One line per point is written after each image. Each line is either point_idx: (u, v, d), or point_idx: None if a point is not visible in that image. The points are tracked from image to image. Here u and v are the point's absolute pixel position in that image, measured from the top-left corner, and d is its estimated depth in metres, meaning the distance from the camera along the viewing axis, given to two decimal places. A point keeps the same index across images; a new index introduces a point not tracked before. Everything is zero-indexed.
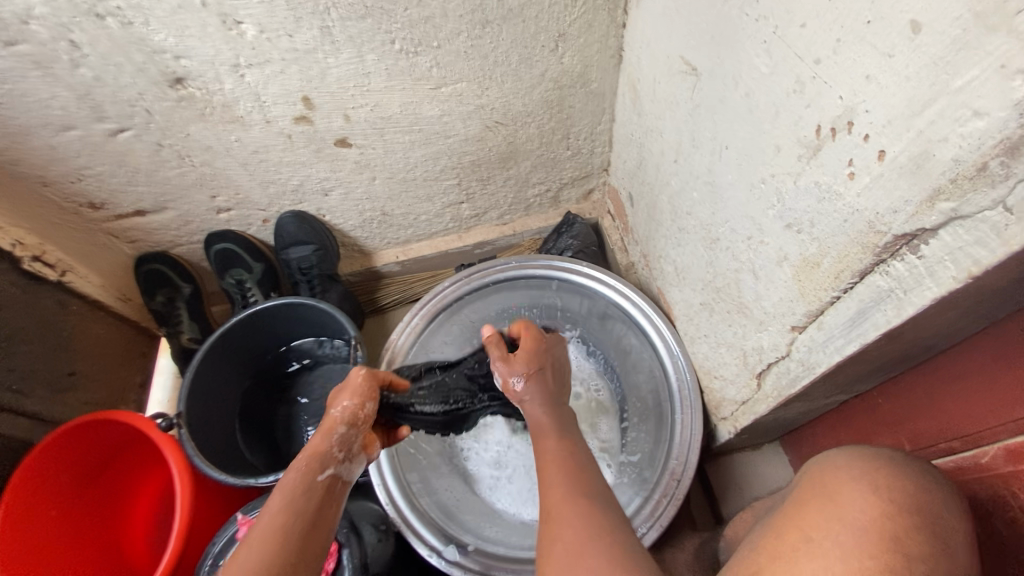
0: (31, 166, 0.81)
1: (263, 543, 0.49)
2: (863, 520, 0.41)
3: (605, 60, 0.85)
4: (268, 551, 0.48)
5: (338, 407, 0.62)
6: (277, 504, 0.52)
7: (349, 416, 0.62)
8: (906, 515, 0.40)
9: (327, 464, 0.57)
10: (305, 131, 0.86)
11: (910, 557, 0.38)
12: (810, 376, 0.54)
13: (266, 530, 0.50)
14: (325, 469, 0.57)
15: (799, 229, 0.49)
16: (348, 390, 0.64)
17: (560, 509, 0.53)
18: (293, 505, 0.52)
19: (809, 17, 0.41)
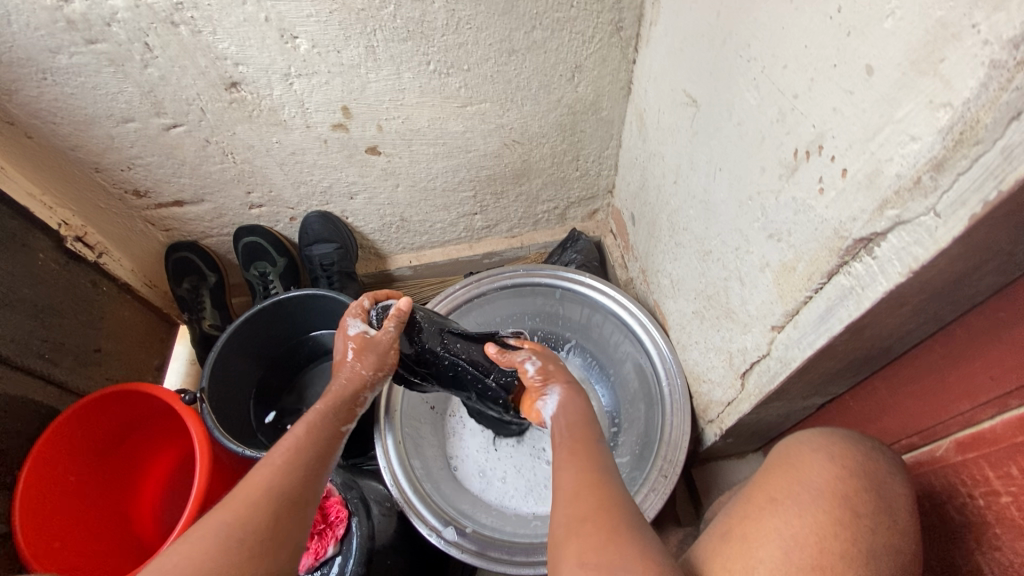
0: (88, 153, 0.89)
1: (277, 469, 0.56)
2: (820, 483, 0.49)
3: (616, 91, 0.94)
4: (279, 477, 0.56)
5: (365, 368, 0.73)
6: (295, 436, 0.61)
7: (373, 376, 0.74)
8: (857, 479, 0.49)
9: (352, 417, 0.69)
10: (341, 138, 0.94)
11: (858, 512, 0.47)
12: (786, 372, 0.61)
13: (282, 456, 0.58)
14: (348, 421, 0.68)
15: (779, 238, 0.57)
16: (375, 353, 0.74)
17: (573, 493, 0.56)
18: (306, 434, 0.62)
19: (790, 60, 0.50)
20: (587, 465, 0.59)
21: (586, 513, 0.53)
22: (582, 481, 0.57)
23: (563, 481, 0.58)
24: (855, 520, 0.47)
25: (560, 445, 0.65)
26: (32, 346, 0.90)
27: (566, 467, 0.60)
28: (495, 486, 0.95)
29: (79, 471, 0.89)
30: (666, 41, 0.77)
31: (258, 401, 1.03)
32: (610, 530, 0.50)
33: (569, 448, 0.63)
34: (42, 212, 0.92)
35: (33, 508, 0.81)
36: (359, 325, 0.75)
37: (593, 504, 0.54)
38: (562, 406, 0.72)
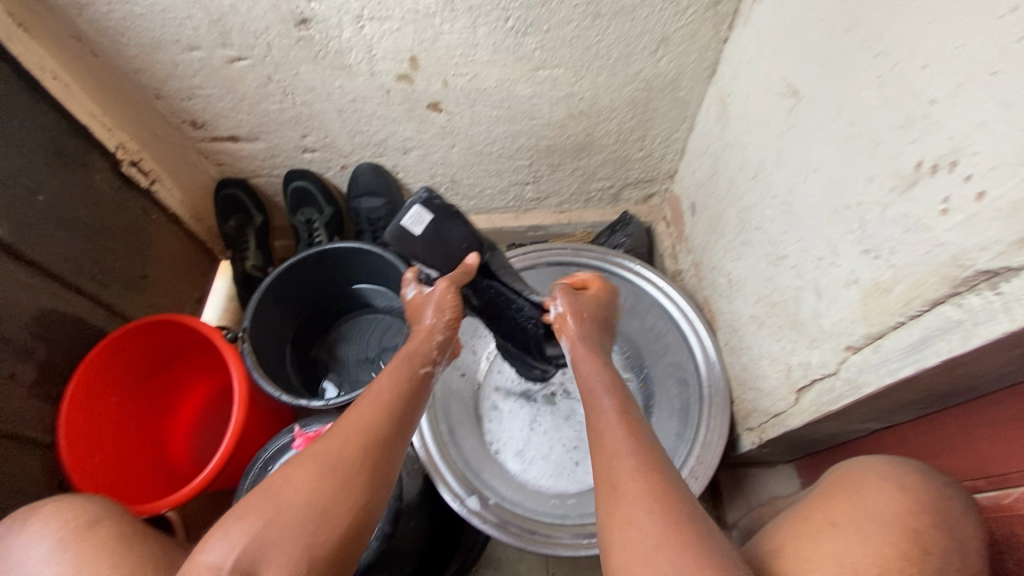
0: (151, 78, 0.87)
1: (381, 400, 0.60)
2: (887, 513, 0.47)
3: (699, 71, 0.88)
4: (385, 408, 0.59)
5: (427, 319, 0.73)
6: (394, 374, 0.64)
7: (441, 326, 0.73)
8: (926, 515, 0.46)
9: (426, 360, 0.69)
10: (404, 89, 0.90)
11: (925, 548, 0.44)
12: (854, 396, 0.58)
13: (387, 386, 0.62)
14: (425, 364, 0.68)
15: (876, 255, 0.52)
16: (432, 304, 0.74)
17: (614, 486, 0.50)
18: (400, 382, 0.63)
19: (932, 59, 0.45)
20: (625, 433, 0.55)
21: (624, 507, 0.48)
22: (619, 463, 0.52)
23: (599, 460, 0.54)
24: (924, 556, 0.44)
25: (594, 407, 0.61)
26: (83, 267, 0.91)
27: (604, 443, 0.55)
28: (535, 465, 0.94)
29: (120, 393, 0.91)
30: (770, 21, 0.70)
31: (295, 347, 1.04)
32: (660, 531, 0.45)
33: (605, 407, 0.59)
34: (100, 133, 0.91)
35: (77, 424, 0.83)
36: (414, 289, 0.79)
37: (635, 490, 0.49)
38: (585, 360, 0.69)
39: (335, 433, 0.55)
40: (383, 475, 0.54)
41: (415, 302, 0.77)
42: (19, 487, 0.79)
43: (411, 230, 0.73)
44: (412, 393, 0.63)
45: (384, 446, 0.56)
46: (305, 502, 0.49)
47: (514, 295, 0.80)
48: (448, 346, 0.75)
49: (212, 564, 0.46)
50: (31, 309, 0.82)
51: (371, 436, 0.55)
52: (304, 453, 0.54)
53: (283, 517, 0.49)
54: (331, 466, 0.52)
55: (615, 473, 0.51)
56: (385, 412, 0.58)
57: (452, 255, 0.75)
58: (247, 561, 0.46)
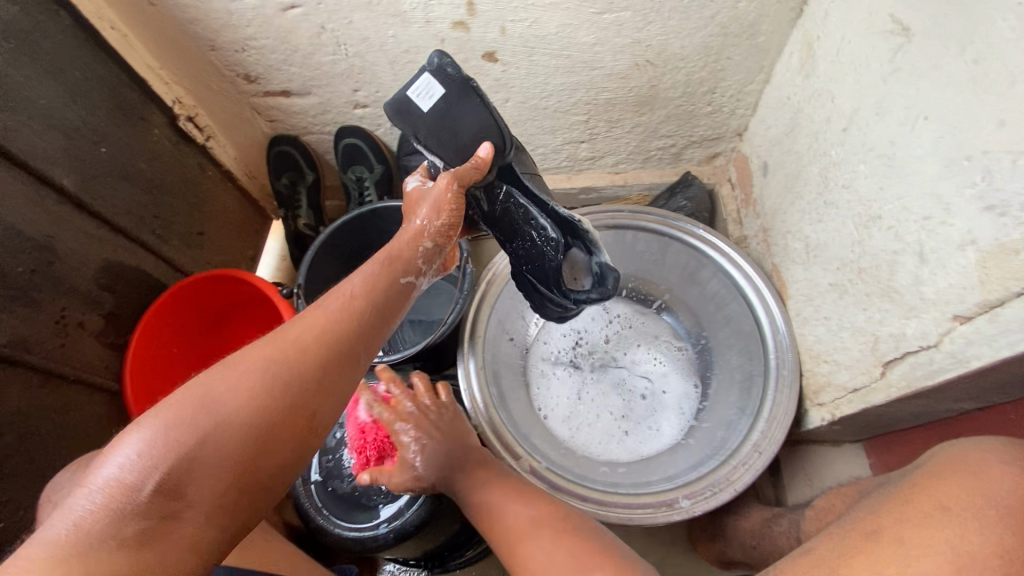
0: (206, 29, 0.85)
1: (343, 310, 0.52)
2: (1007, 500, 0.44)
3: (783, 13, 0.79)
4: (346, 319, 0.52)
5: (419, 217, 0.61)
6: (364, 283, 0.55)
7: (431, 227, 0.60)
8: None
9: (409, 270, 0.58)
10: (459, 38, 0.86)
11: None
12: (958, 371, 0.53)
13: (357, 295, 0.54)
14: (406, 274, 0.58)
15: (1006, 214, 0.46)
16: (428, 200, 0.61)
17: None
18: (374, 289, 0.55)
19: None
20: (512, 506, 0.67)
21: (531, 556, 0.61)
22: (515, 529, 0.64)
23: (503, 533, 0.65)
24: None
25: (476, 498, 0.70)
26: (145, 221, 0.93)
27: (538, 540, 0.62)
28: (585, 432, 0.95)
29: (180, 345, 0.94)
30: None
31: None
32: None
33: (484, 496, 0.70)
34: (159, 86, 0.93)
35: (141, 374, 0.87)
36: (416, 182, 0.67)
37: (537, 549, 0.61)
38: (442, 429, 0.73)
39: (280, 348, 0.49)
40: (330, 393, 0.50)
41: (412, 195, 0.65)
42: (92, 428, 0.83)
43: (419, 106, 0.65)
44: (387, 307, 0.56)
45: (337, 364, 0.51)
46: (238, 416, 0.46)
47: (531, 207, 0.71)
48: (437, 257, 0.62)
49: (127, 482, 0.42)
50: (98, 260, 0.85)
51: (323, 359, 0.50)
52: (243, 366, 0.48)
53: (215, 440, 0.45)
54: (275, 381, 0.47)
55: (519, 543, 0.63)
56: (342, 333, 0.51)
57: (464, 147, 0.65)
58: (171, 484, 0.43)
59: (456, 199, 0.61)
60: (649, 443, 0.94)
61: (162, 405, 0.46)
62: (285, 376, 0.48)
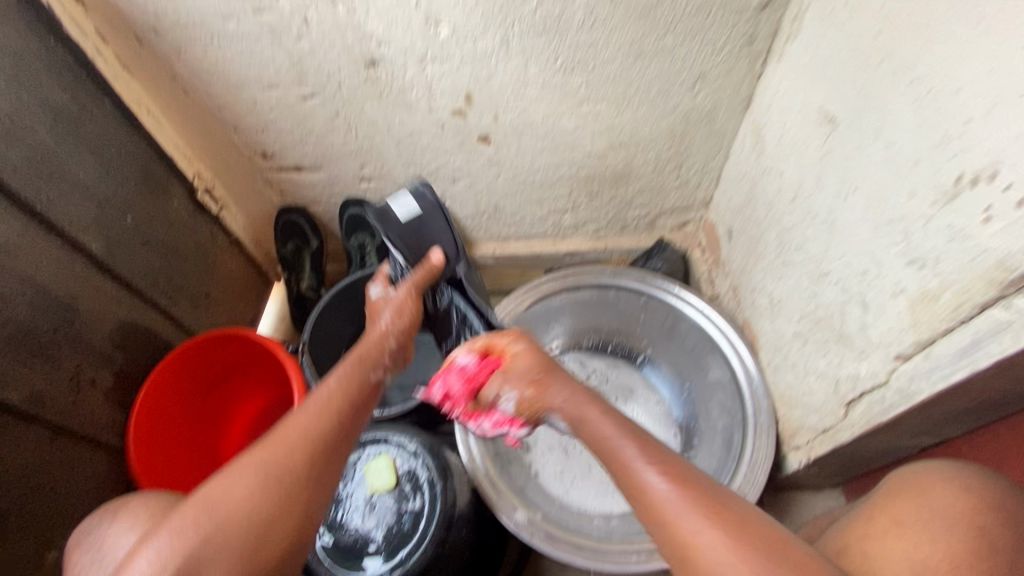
0: (232, 113, 0.96)
1: (322, 407, 0.57)
2: (955, 512, 0.49)
3: (733, 104, 0.94)
4: (326, 414, 0.57)
5: (383, 321, 0.73)
6: (335, 382, 0.61)
7: (394, 329, 0.73)
8: (994, 512, 0.49)
9: (377, 366, 0.66)
10: (458, 123, 0.98)
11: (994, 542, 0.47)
12: (906, 405, 0.60)
13: (333, 393, 0.59)
14: (376, 369, 0.66)
15: (921, 266, 0.55)
16: (392, 307, 0.76)
17: None
18: (346, 387, 0.61)
19: (968, 84, 0.49)
20: (684, 483, 0.49)
21: (728, 570, 0.43)
22: (690, 514, 0.47)
23: (664, 509, 0.48)
24: (987, 548, 0.47)
25: (619, 460, 0.54)
26: (159, 284, 0.99)
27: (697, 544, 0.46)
28: (576, 488, 0.96)
29: (182, 404, 0.97)
30: (802, 57, 0.76)
31: None
32: None
33: (631, 459, 0.53)
34: (182, 162, 1.01)
35: (145, 430, 0.89)
36: (378, 289, 0.82)
37: (739, 556, 0.44)
38: (576, 399, 0.63)
39: (269, 451, 0.52)
40: (322, 486, 0.53)
41: (375, 301, 0.80)
42: (87, 487, 0.84)
43: (397, 214, 0.87)
44: (362, 399, 0.61)
45: (325, 456, 0.54)
46: (238, 520, 0.48)
47: (468, 310, 0.89)
48: (399, 355, 0.72)
49: None
50: (115, 320, 0.89)
51: (311, 458, 0.53)
52: (238, 470, 0.51)
53: (216, 548, 0.47)
54: (267, 480, 0.50)
55: (706, 538, 0.45)
56: (326, 428, 0.55)
57: (421, 251, 0.86)
58: None
59: (414, 305, 0.77)
60: None
61: (168, 519, 0.48)
62: (276, 473, 0.51)
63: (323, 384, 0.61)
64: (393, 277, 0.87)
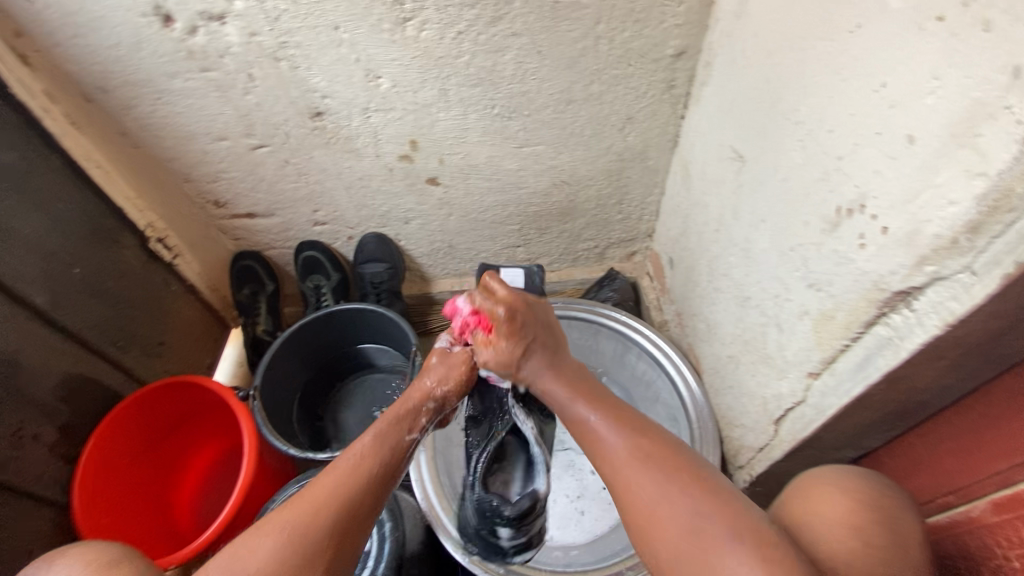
0: (182, 165, 0.99)
1: (349, 469, 0.57)
2: (836, 514, 0.49)
3: (663, 143, 1.00)
4: (351, 478, 0.56)
5: (428, 380, 0.69)
6: (367, 442, 0.61)
7: (436, 394, 0.68)
8: (871, 512, 0.49)
9: (413, 427, 0.65)
10: (405, 168, 1.02)
11: (872, 538, 0.47)
12: (821, 419, 0.63)
13: (360, 455, 0.59)
14: (411, 430, 0.65)
15: (819, 288, 0.60)
16: (441, 367, 0.70)
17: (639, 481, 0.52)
18: (378, 449, 0.60)
19: (835, 125, 0.55)
20: (625, 434, 0.56)
21: (638, 469, 0.53)
22: (627, 461, 0.54)
23: (606, 454, 0.56)
24: (866, 550, 0.46)
25: (573, 416, 0.62)
26: (108, 334, 0.98)
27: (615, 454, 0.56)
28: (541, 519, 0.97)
29: (133, 455, 0.95)
30: (714, 101, 0.83)
31: (301, 405, 1.07)
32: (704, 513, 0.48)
33: (585, 418, 0.60)
34: (133, 213, 1.03)
35: (90, 485, 0.87)
36: (445, 340, 0.73)
37: (658, 487, 0.51)
38: (545, 372, 0.65)
39: (295, 515, 0.52)
40: (345, 554, 0.52)
41: (435, 348, 0.73)
42: (31, 543, 0.82)
43: None
44: (393, 462, 0.60)
45: (351, 523, 0.53)
46: None
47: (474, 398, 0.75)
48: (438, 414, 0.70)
49: None
50: (60, 372, 0.89)
51: (334, 526, 0.52)
52: (264, 536, 0.51)
53: None
54: (293, 547, 0.50)
55: (636, 477, 0.53)
56: (351, 493, 0.55)
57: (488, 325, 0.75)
58: None
59: (466, 371, 0.70)
60: (602, 518, 0.97)
61: None
62: (299, 539, 0.50)
63: (357, 442, 0.60)
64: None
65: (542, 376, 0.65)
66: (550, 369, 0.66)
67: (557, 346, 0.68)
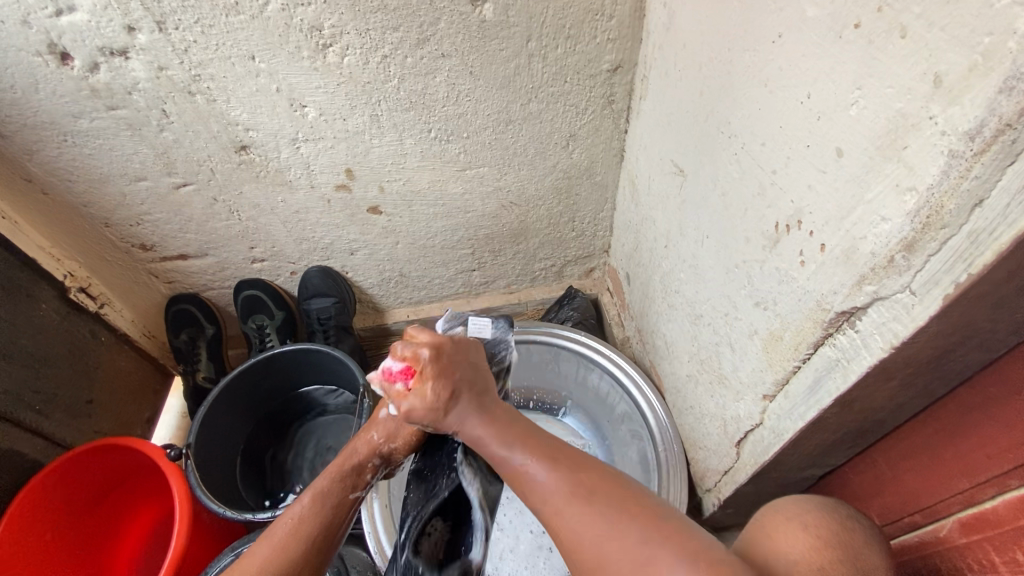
0: (100, 209, 0.92)
1: (289, 532, 0.53)
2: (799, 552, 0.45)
3: (609, 158, 0.98)
4: (289, 540, 0.52)
5: (376, 432, 0.63)
6: (310, 497, 0.56)
7: (382, 447, 0.62)
8: (830, 550, 0.45)
9: (357, 485, 0.60)
10: (344, 198, 0.97)
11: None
12: (780, 443, 0.60)
13: (304, 513, 0.55)
14: (355, 489, 0.59)
15: (766, 307, 0.57)
16: (392, 418, 0.64)
17: (562, 516, 0.47)
18: (320, 505, 0.56)
19: (767, 139, 0.52)
20: (547, 464, 0.50)
21: (556, 496, 0.48)
22: (557, 493, 0.48)
23: (539, 492, 0.49)
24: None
25: (506, 469, 0.52)
26: (24, 397, 0.90)
27: (538, 486, 0.49)
28: (507, 560, 0.91)
29: (65, 525, 0.88)
30: (653, 114, 0.81)
31: (246, 458, 1.00)
32: (630, 530, 0.43)
33: (510, 464, 0.52)
34: (49, 263, 0.95)
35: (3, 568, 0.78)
36: None
37: (592, 514, 0.46)
38: (472, 418, 0.56)
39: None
40: None
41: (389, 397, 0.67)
42: None
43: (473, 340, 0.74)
44: (333, 523, 0.56)
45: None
46: None
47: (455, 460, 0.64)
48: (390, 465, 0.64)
49: None
50: None
51: None
52: None
53: None
54: None
55: (572, 516, 0.46)
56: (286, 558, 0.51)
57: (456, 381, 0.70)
58: None
59: (417, 428, 0.63)
60: None
61: None
62: None
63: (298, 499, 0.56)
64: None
65: (467, 416, 0.55)
66: (478, 411, 0.56)
67: (490, 391, 0.59)
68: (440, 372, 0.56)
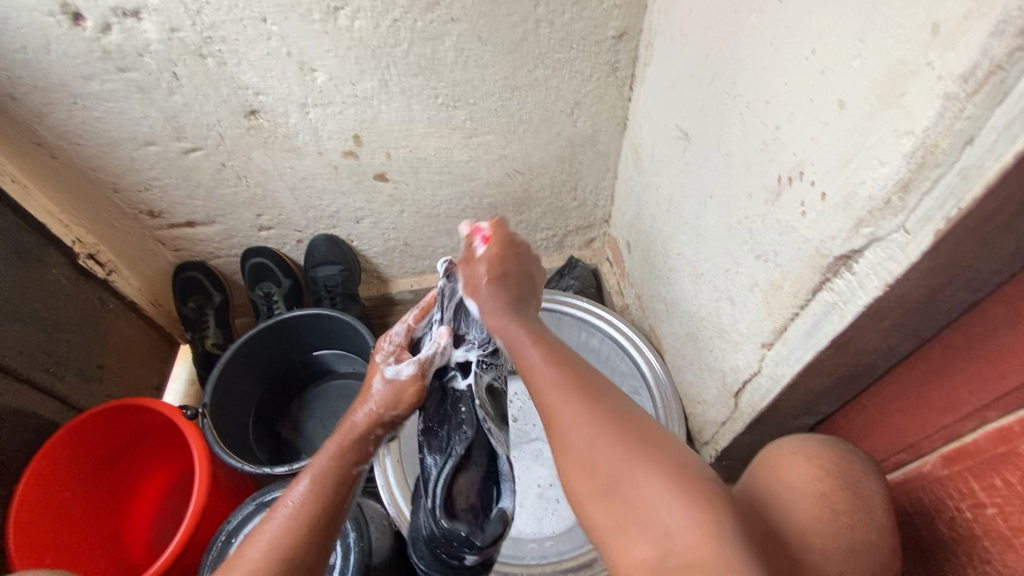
0: (109, 174, 0.93)
1: (291, 521, 0.53)
2: (803, 484, 0.49)
3: (612, 126, 1.00)
4: (291, 533, 0.52)
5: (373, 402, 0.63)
6: (311, 479, 0.57)
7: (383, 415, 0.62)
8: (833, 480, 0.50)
9: (359, 457, 0.60)
10: (351, 164, 0.98)
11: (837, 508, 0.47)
12: (777, 389, 0.64)
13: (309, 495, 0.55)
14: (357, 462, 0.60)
15: (767, 259, 0.60)
16: (390, 387, 0.63)
17: (556, 398, 0.48)
18: (322, 488, 0.56)
19: (772, 96, 0.55)
20: (558, 363, 0.50)
21: (553, 383, 0.49)
22: (562, 387, 0.48)
23: (546, 394, 0.48)
24: (835, 515, 0.47)
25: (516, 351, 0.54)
26: (38, 360, 0.92)
27: (541, 374, 0.50)
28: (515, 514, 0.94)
29: (73, 488, 0.88)
30: (657, 81, 0.83)
31: (257, 419, 1.03)
32: (616, 431, 0.44)
33: (526, 346, 0.53)
34: (58, 229, 0.96)
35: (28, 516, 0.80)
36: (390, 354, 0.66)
37: (590, 422, 0.45)
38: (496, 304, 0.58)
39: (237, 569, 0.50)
40: None
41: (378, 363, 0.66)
42: None
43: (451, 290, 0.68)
44: (339, 500, 0.57)
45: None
46: None
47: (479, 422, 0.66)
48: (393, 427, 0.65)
49: None
50: None
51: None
52: None
53: None
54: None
55: (569, 409, 0.46)
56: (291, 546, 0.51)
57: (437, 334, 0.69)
58: None
59: (415, 391, 0.63)
60: None
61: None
62: None
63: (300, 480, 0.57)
64: (416, 339, 0.69)
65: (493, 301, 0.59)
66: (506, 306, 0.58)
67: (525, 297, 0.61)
68: (499, 254, 0.62)
